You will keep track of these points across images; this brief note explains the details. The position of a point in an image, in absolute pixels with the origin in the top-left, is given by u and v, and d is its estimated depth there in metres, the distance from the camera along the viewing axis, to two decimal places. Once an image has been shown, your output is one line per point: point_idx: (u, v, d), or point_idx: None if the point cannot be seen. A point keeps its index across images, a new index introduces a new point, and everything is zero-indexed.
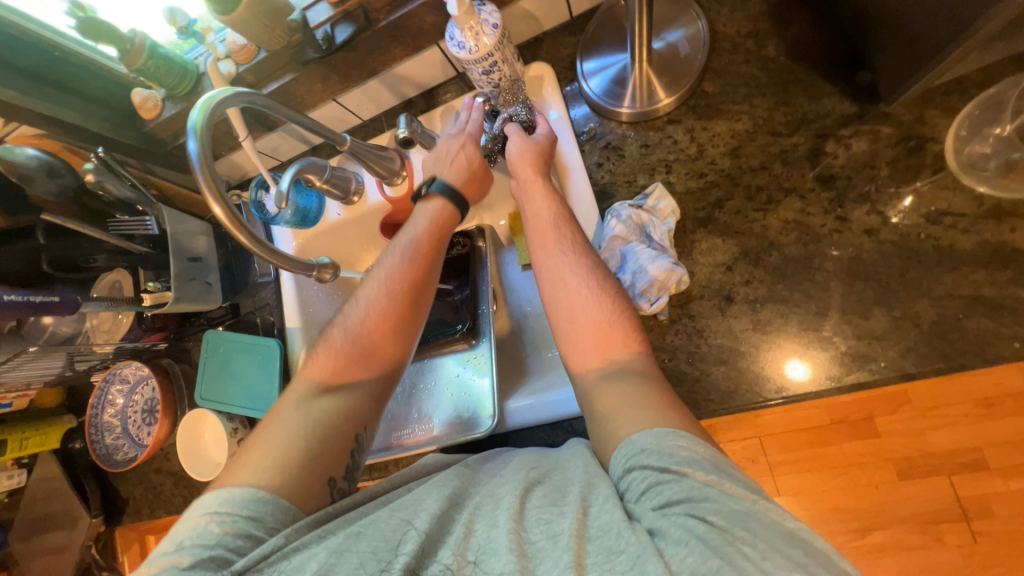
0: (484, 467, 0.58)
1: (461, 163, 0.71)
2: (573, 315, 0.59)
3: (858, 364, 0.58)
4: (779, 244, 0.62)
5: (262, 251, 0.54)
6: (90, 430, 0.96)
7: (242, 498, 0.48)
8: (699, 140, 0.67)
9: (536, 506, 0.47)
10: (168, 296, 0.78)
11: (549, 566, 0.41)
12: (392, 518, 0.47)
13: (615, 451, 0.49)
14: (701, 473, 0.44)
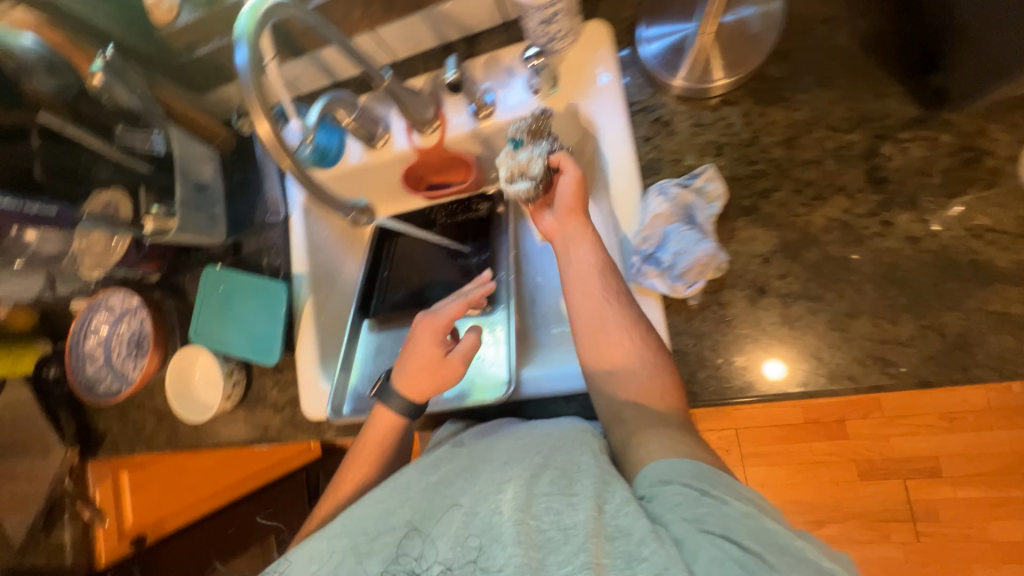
0: (479, 445, 0.65)
1: (419, 368, 0.69)
2: (610, 353, 0.62)
3: (878, 366, 0.59)
4: (820, 241, 0.62)
5: (304, 179, 0.53)
6: (70, 358, 0.89)
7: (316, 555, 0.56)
8: (755, 126, 0.65)
9: (545, 495, 0.53)
10: (171, 224, 0.73)
11: (563, 559, 0.48)
12: (386, 504, 0.58)
13: (647, 464, 0.55)
14: (739, 503, 0.49)
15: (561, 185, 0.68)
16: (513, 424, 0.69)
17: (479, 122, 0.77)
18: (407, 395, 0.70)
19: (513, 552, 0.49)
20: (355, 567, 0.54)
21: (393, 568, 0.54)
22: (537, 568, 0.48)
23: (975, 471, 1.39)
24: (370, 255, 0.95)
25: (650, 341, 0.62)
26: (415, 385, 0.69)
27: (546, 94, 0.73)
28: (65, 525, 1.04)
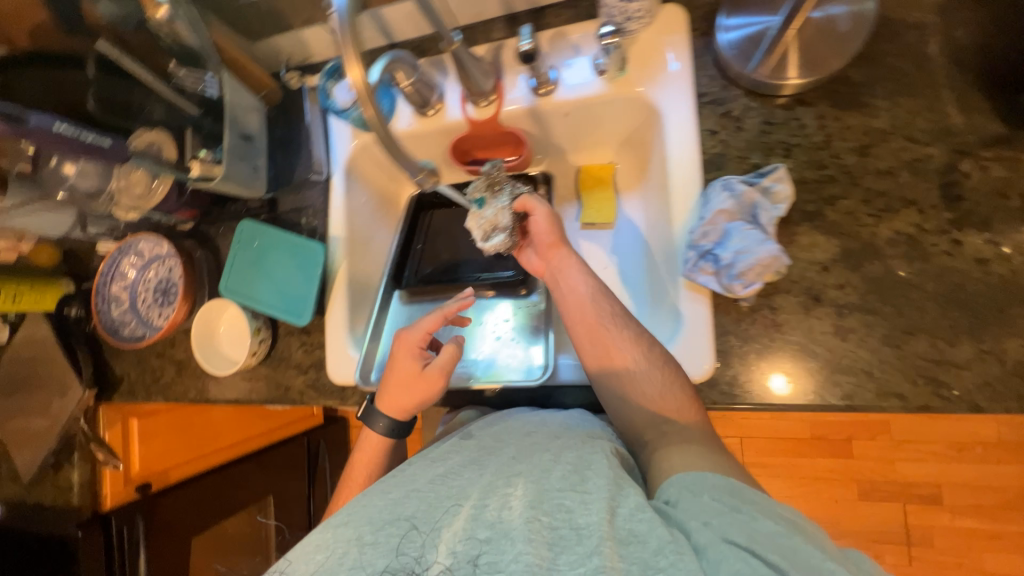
0: (489, 435, 0.64)
1: (397, 382, 0.72)
2: (619, 377, 0.65)
3: (930, 387, 0.57)
4: (884, 254, 0.60)
5: (383, 132, 0.50)
6: (96, 299, 0.88)
7: (313, 551, 0.53)
8: (829, 130, 0.63)
9: (558, 492, 0.52)
10: (216, 171, 0.71)
11: (576, 560, 0.46)
12: (393, 494, 0.56)
13: (676, 475, 0.55)
14: (768, 520, 0.48)
15: (533, 225, 0.74)
16: (523, 411, 0.70)
17: (538, 98, 0.75)
18: (390, 413, 0.73)
19: (523, 549, 0.46)
20: (356, 559, 0.51)
21: (396, 560, 0.50)
22: (547, 570, 0.45)
23: (975, 501, 1.39)
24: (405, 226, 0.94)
25: (658, 360, 0.64)
26: (394, 404, 0.72)
27: (612, 76, 0.71)
28: (75, 465, 1.04)
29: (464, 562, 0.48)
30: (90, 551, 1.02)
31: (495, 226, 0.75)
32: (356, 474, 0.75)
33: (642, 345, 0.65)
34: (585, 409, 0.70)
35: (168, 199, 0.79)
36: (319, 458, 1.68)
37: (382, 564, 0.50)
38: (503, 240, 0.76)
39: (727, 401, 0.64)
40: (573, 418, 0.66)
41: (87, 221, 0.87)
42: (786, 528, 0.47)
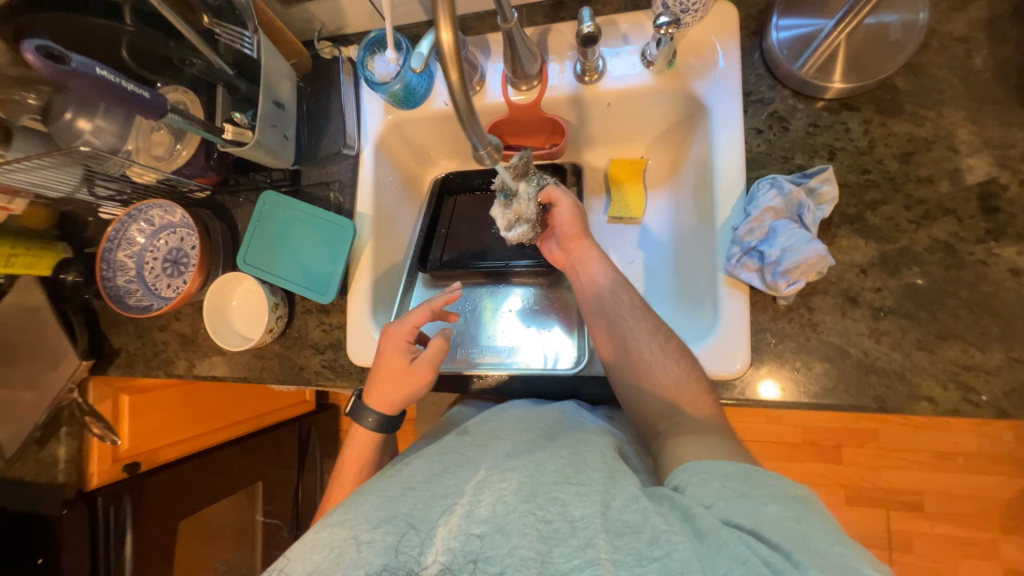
0: (483, 431, 0.63)
1: (383, 375, 0.70)
2: (633, 369, 0.66)
3: (960, 390, 0.59)
4: (921, 260, 0.62)
5: (465, 108, 0.45)
6: (101, 267, 0.82)
7: (297, 547, 0.51)
8: (873, 135, 0.64)
9: (552, 485, 0.51)
10: (249, 136, 0.68)
11: (571, 552, 0.45)
12: (390, 492, 0.54)
13: (682, 466, 0.53)
14: (777, 505, 0.45)
15: (556, 217, 0.76)
16: (520, 405, 0.69)
17: (582, 86, 0.75)
18: (379, 405, 0.71)
19: (518, 541, 0.46)
20: (353, 557, 0.47)
21: (392, 559, 0.47)
22: (541, 562, 0.44)
23: (955, 510, 1.36)
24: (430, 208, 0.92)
25: (676, 353, 0.65)
26: (381, 397, 0.71)
27: (660, 69, 0.71)
28: (61, 439, 0.98)
29: (461, 559, 0.46)
30: (75, 531, 0.97)
31: (519, 216, 0.77)
32: (348, 465, 0.73)
33: (659, 336, 0.67)
34: (574, 400, 0.71)
35: (192, 163, 0.76)
36: (310, 447, 1.61)
37: (378, 562, 0.46)
38: (527, 229, 0.79)
39: (760, 398, 0.65)
40: (558, 420, 0.64)
41: (95, 182, 0.79)
42: (797, 513, 0.44)
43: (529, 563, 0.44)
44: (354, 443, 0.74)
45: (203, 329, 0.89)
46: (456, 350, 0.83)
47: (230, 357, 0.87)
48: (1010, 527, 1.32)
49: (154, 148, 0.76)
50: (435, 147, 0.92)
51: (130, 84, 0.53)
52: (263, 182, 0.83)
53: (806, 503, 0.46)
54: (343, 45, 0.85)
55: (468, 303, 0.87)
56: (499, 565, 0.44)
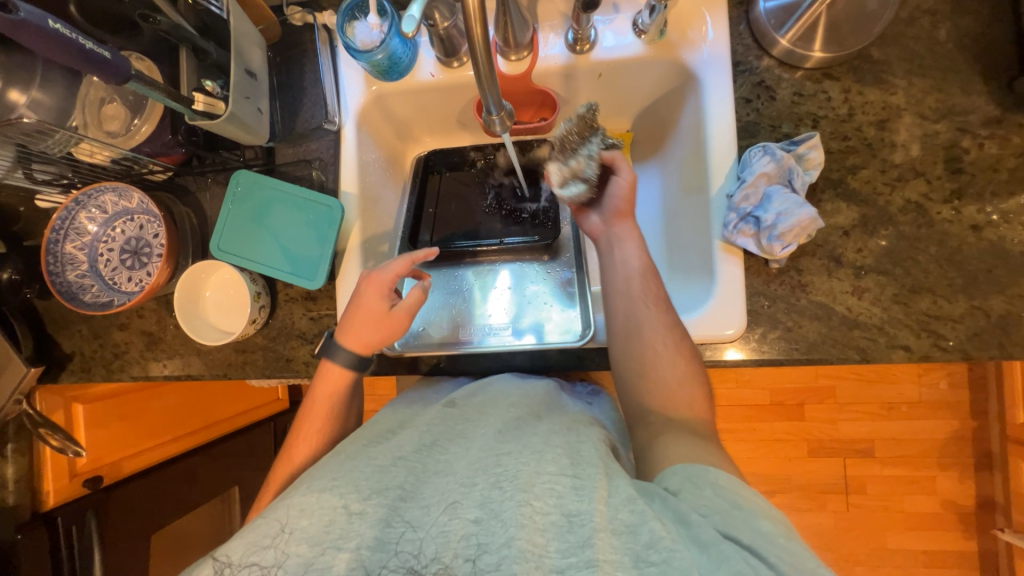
0: (471, 405, 0.61)
1: (360, 318, 0.67)
2: (641, 359, 0.64)
3: (930, 338, 0.65)
4: (896, 220, 0.66)
5: (478, 61, 0.47)
6: (47, 260, 0.73)
7: (270, 525, 0.46)
8: (852, 103, 0.68)
9: (548, 475, 0.48)
10: (222, 108, 0.62)
11: (568, 548, 0.42)
12: (380, 461, 0.51)
13: (673, 468, 0.52)
14: (769, 521, 0.45)
15: (614, 187, 0.72)
16: (505, 380, 0.67)
17: (574, 55, 0.74)
18: (351, 348, 0.67)
19: (515, 533, 0.43)
20: (343, 528, 0.45)
21: (385, 532, 0.46)
22: (540, 557, 0.42)
23: (900, 453, 1.50)
24: (416, 187, 0.88)
25: (684, 350, 0.64)
26: (354, 337, 0.67)
27: (652, 39, 0.71)
28: (8, 458, 0.86)
29: (460, 552, 0.43)
30: (32, 556, 0.87)
31: (575, 175, 0.69)
32: (310, 415, 0.67)
33: (673, 331, 0.64)
34: (556, 381, 0.71)
35: (153, 140, 0.68)
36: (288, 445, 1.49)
37: (371, 535, 0.45)
38: (583, 190, 0.71)
39: (758, 358, 0.67)
40: (542, 397, 0.63)
41: (32, 164, 0.70)
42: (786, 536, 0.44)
43: (527, 557, 0.41)
44: (320, 390, 0.68)
45: (170, 325, 0.81)
46: (451, 330, 0.80)
47: (204, 354, 0.80)
48: (945, 463, 1.47)
49: (108, 123, 0.68)
50: (419, 124, 0.88)
51: (87, 41, 0.48)
52: (234, 161, 0.76)
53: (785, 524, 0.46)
54: (316, 10, 0.78)
55: (456, 286, 0.83)
56: (496, 557, 0.42)
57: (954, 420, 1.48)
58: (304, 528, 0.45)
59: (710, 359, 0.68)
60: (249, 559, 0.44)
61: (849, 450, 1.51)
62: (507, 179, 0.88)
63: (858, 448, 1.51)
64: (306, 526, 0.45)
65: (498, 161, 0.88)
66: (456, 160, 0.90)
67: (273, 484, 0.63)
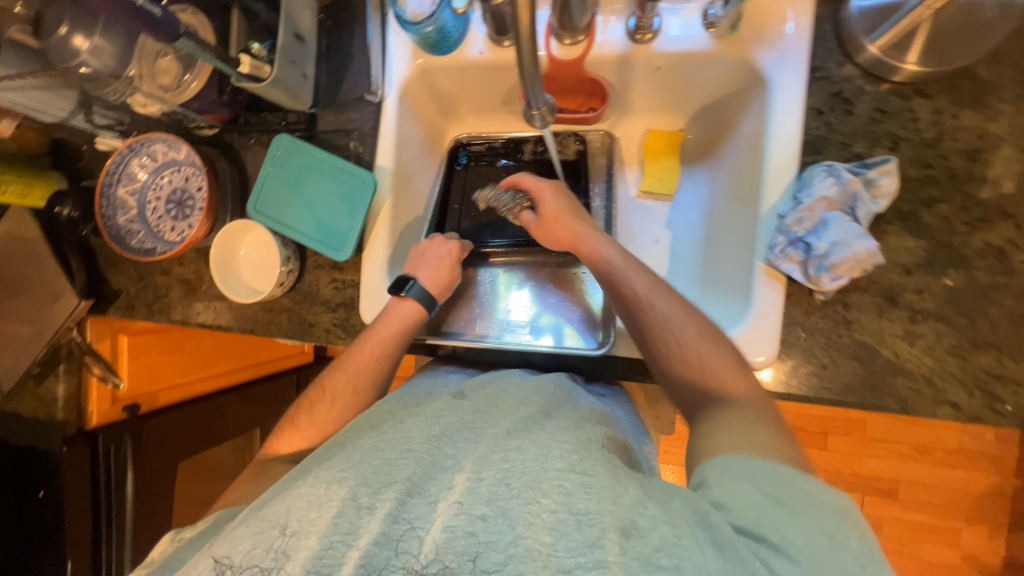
0: (481, 397, 0.61)
1: (445, 274, 0.73)
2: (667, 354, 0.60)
3: (985, 398, 0.59)
4: (970, 264, 0.60)
5: (525, 49, 0.43)
6: (100, 202, 0.78)
7: (278, 517, 0.46)
8: (942, 127, 0.61)
9: (556, 471, 0.46)
10: (268, 73, 0.62)
11: (576, 548, 0.41)
12: (388, 454, 0.51)
13: (710, 462, 0.49)
14: (810, 523, 0.42)
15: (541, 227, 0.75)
16: (514, 373, 0.67)
17: (634, 44, 0.69)
18: (431, 291, 0.71)
19: (524, 531, 0.42)
20: (351, 522, 0.45)
21: (391, 528, 0.45)
22: (547, 556, 0.40)
23: (925, 499, 1.41)
24: (443, 179, 0.87)
25: (709, 335, 0.59)
26: (436, 282, 0.72)
27: (722, 33, 0.65)
28: (60, 376, 0.96)
29: (463, 545, 0.43)
30: (76, 470, 0.94)
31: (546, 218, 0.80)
32: (360, 352, 0.68)
33: (688, 323, 0.60)
34: (567, 373, 0.70)
35: (200, 97, 0.71)
36: None
37: (377, 530, 0.44)
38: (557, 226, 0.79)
39: (786, 392, 0.63)
40: (553, 393, 0.62)
41: (93, 108, 0.75)
42: (835, 530, 0.41)
43: (535, 556, 0.40)
44: (374, 334, 0.68)
45: (207, 276, 0.85)
46: (468, 322, 0.79)
47: (235, 308, 0.83)
48: (974, 517, 1.38)
49: (160, 77, 0.69)
50: (463, 101, 0.85)
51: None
52: (276, 123, 0.78)
53: (844, 519, 0.43)
54: None
55: (484, 291, 0.81)
56: (502, 556, 0.41)
57: (993, 475, 1.37)
58: (313, 521, 0.46)
59: None
60: (251, 561, 0.44)
61: (870, 487, 1.44)
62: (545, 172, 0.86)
63: (879, 487, 1.43)
64: (313, 519, 0.46)
65: (533, 159, 0.86)
66: (483, 155, 0.88)
67: (327, 396, 0.67)
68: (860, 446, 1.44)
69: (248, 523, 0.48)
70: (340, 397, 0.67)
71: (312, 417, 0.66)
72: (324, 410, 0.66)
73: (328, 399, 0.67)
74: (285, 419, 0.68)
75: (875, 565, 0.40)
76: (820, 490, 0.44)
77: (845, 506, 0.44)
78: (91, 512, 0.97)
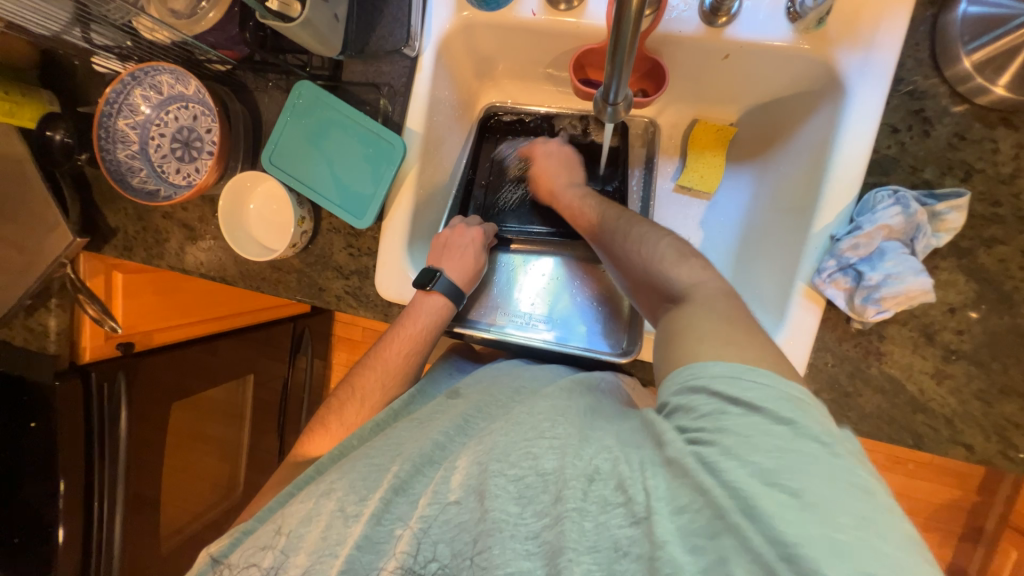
0: (481, 391, 0.59)
1: (469, 262, 0.70)
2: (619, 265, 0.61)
3: (1000, 445, 0.59)
4: (1017, 311, 0.58)
5: (623, 42, 0.39)
6: (98, 133, 0.70)
7: (265, 539, 0.47)
8: (1021, 162, 0.57)
9: (524, 440, 0.46)
10: (299, 11, 0.55)
11: (542, 510, 0.41)
12: (378, 461, 0.50)
13: (670, 374, 0.46)
14: (769, 419, 0.39)
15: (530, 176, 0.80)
16: (509, 364, 0.67)
17: (708, 27, 0.62)
18: (458, 285, 0.68)
19: (490, 505, 0.42)
20: (338, 534, 0.45)
21: (374, 530, 0.44)
22: (513, 526, 0.41)
23: None
24: (470, 150, 0.82)
25: (630, 223, 0.62)
26: (464, 274, 0.69)
27: (806, 27, 0.59)
28: (51, 310, 0.92)
29: (438, 529, 0.43)
30: (67, 402, 0.90)
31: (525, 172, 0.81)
32: (389, 350, 0.65)
33: (629, 240, 0.60)
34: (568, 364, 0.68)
35: (218, 29, 0.64)
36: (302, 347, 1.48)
37: (360, 533, 0.44)
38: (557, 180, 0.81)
39: None
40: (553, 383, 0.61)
41: (91, 26, 0.66)
42: (795, 415, 0.38)
43: (501, 526, 0.41)
44: (403, 331, 0.66)
45: (213, 225, 0.80)
46: (484, 309, 0.76)
47: (241, 262, 0.79)
48: (931, 527, 1.44)
49: (172, 0, 0.63)
50: (503, 63, 0.78)
51: None
52: (297, 66, 0.70)
53: (806, 408, 0.39)
54: None
55: (506, 278, 0.77)
56: (472, 536, 0.42)
57: (957, 491, 1.42)
58: (302, 535, 0.46)
59: None
60: (250, 562, 0.46)
61: None
62: (579, 156, 0.81)
63: None
64: (300, 534, 0.46)
65: (565, 140, 0.82)
66: (512, 130, 0.83)
67: (357, 396, 0.63)
68: None
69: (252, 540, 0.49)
70: (370, 397, 0.63)
71: (341, 419, 0.63)
72: (354, 408, 0.63)
73: (357, 398, 0.63)
74: (315, 418, 0.65)
75: (840, 443, 0.37)
76: (782, 380, 0.41)
77: (806, 396, 0.40)
78: (82, 438, 0.92)
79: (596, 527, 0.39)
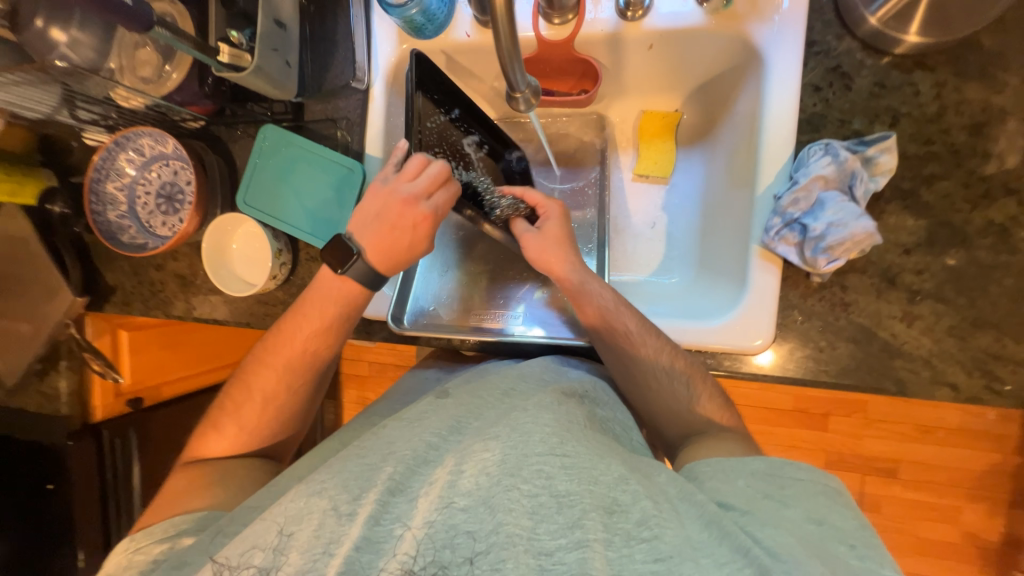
0: (465, 392, 0.59)
1: (392, 242, 0.64)
2: (638, 372, 0.61)
3: (984, 379, 0.58)
4: (972, 243, 0.58)
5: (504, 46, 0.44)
6: (90, 198, 0.77)
7: (250, 545, 0.45)
8: (944, 100, 0.59)
9: (537, 456, 0.46)
10: (248, 60, 0.62)
11: (557, 530, 0.42)
12: (370, 459, 0.50)
13: (706, 462, 0.52)
14: (802, 508, 0.45)
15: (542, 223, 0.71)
16: (502, 364, 0.66)
17: (626, 22, 0.66)
18: (376, 267, 0.65)
19: (503, 518, 0.43)
20: (334, 531, 0.45)
21: (373, 530, 0.44)
22: (527, 540, 0.41)
23: (925, 478, 1.35)
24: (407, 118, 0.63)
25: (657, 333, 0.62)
26: (382, 253, 0.65)
27: (716, 8, 0.63)
28: (61, 373, 0.93)
29: (442, 535, 0.43)
30: (81, 462, 0.92)
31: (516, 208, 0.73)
32: (286, 348, 0.66)
33: (678, 360, 0.61)
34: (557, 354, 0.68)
35: (183, 89, 0.69)
36: None
37: (359, 533, 0.44)
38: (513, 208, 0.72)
39: (781, 374, 0.62)
40: (540, 372, 0.61)
41: (76, 104, 0.73)
42: (824, 515, 0.44)
43: (515, 541, 0.41)
44: (299, 330, 0.66)
45: (203, 270, 0.84)
46: (463, 314, 0.77)
47: (230, 301, 0.83)
48: (974, 494, 1.33)
49: (140, 70, 0.69)
50: None
51: None
52: (263, 114, 0.77)
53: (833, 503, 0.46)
54: None
55: (485, 283, 0.79)
56: (483, 544, 0.42)
57: (996, 453, 1.31)
58: (299, 530, 0.45)
59: (729, 367, 0.64)
60: (248, 561, 0.44)
61: (875, 469, 1.37)
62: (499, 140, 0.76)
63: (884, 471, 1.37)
64: (299, 529, 0.45)
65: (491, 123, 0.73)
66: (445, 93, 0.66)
67: (256, 394, 0.65)
68: (865, 427, 1.35)
69: (255, 524, 0.47)
70: (269, 393, 0.65)
71: (239, 416, 0.65)
72: (252, 406, 0.65)
73: (257, 396, 0.65)
74: (211, 417, 0.67)
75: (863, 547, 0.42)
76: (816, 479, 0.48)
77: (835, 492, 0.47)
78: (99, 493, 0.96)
79: (620, 557, 0.40)
